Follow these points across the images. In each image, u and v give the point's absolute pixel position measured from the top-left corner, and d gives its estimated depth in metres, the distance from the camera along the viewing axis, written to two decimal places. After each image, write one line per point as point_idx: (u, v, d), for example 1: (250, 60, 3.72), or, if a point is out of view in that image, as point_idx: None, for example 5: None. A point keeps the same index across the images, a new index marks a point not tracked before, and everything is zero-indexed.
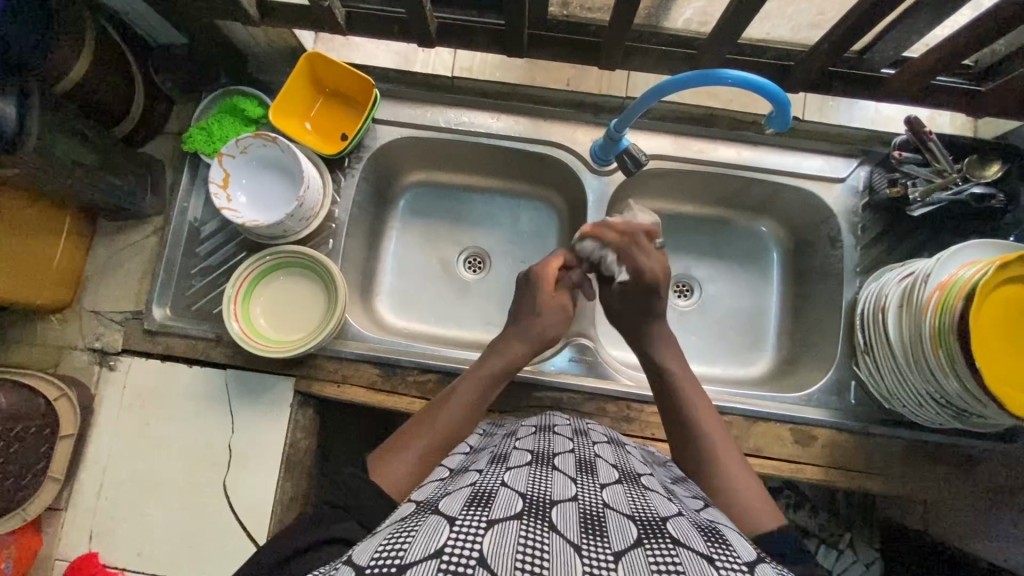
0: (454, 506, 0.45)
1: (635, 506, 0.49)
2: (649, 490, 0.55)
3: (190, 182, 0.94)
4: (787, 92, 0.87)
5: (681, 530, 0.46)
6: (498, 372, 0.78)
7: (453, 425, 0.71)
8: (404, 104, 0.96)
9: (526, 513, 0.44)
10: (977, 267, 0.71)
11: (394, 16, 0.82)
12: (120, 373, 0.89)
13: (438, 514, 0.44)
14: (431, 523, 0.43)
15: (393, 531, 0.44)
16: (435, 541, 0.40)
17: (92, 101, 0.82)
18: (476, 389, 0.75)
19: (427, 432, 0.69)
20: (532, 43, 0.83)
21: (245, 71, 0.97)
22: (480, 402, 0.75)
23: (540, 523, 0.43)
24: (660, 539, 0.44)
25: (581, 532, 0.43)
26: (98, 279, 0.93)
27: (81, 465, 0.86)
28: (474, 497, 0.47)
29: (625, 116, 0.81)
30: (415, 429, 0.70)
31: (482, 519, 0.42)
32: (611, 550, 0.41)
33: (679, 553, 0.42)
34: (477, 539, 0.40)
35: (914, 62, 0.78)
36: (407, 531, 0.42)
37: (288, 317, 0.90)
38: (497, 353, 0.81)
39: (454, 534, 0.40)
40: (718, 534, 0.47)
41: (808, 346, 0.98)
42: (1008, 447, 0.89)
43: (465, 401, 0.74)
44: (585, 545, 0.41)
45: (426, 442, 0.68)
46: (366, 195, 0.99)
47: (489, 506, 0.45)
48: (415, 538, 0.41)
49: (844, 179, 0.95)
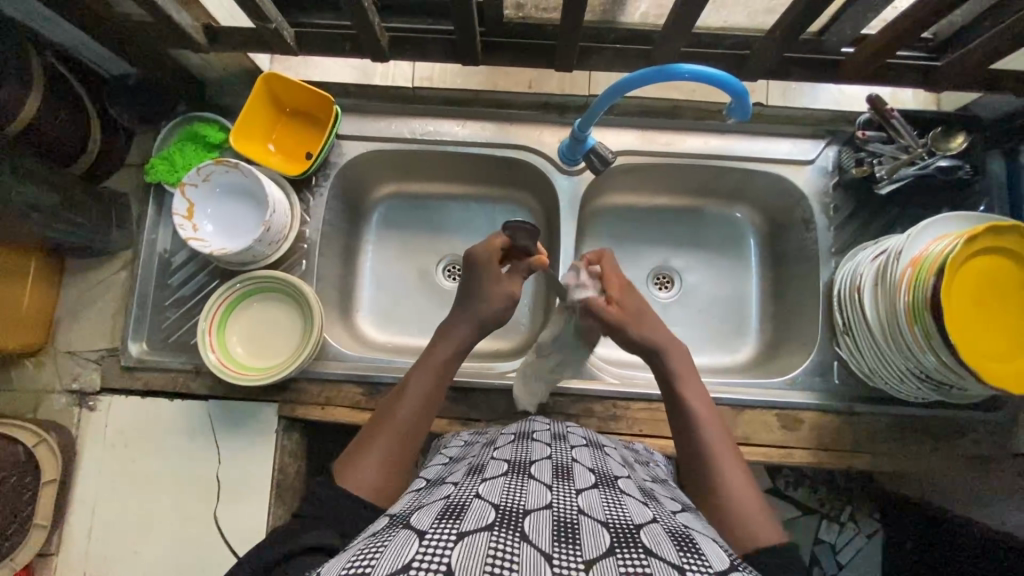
0: (425, 520, 0.45)
1: (609, 511, 0.49)
2: (625, 495, 0.55)
3: (156, 214, 0.93)
4: (748, 79, 0.86)
5: (654, 538, 0.46)
6: (451, 357, 0.76)
7: (412, 420, 0.70)
8: (368, 118, 0.96)
9: (498, 524, 0.44)
10: (946, 241, 0.71)
11: (344, 33, 0.80)
12: (101, 412, 0.88)
13: (409, 529, 0.44)
14: (400, 538, 0.42)
15: (363, 546, 0.43)
16: (403, 556, 0.39)
17: (46, 140, 0.81)
18: (431, 376, 0.74)
19: (385, 433, 0.68)
20: (486, 49, 0.82)
21: (202, 96, 0.95)
22: (438, 387, 0.74)
23: (511, 533, 0.43)
24: (633, 548, 0.44)
25: (553, 541, 0.43)
26: (71, 319, 0.92)
27: (69, 509, 0.85)
28: (446, 510, 0.46)
29: (589, 115, 0.81)
30: (375, 430, 0.69)
31: (453, 532, 0.42)
32: (582, 558, 0.42)
33: (650, 563, 0.42)
34: (446, 551, 0.40)
35: (871, 43, 0.78)
36: (377, 547, 0.42)
37: (264, 343, 0.89)
38: (444, 338, 0.77)
39: (423, 548, 0.40)
40: (691, 541, 0.47)
41: (790, 330, 0.99)
42: (993, 414, 0.90)
43: (419, 392, 0.72)
44: (556, 554, 0.42)
45: (386, 439, 0.67)
46: (337, 212, 0.98)
47: (460, 518, 0.44)
48: (384, 552, 0.40)
49: (813, 161, 0.95)
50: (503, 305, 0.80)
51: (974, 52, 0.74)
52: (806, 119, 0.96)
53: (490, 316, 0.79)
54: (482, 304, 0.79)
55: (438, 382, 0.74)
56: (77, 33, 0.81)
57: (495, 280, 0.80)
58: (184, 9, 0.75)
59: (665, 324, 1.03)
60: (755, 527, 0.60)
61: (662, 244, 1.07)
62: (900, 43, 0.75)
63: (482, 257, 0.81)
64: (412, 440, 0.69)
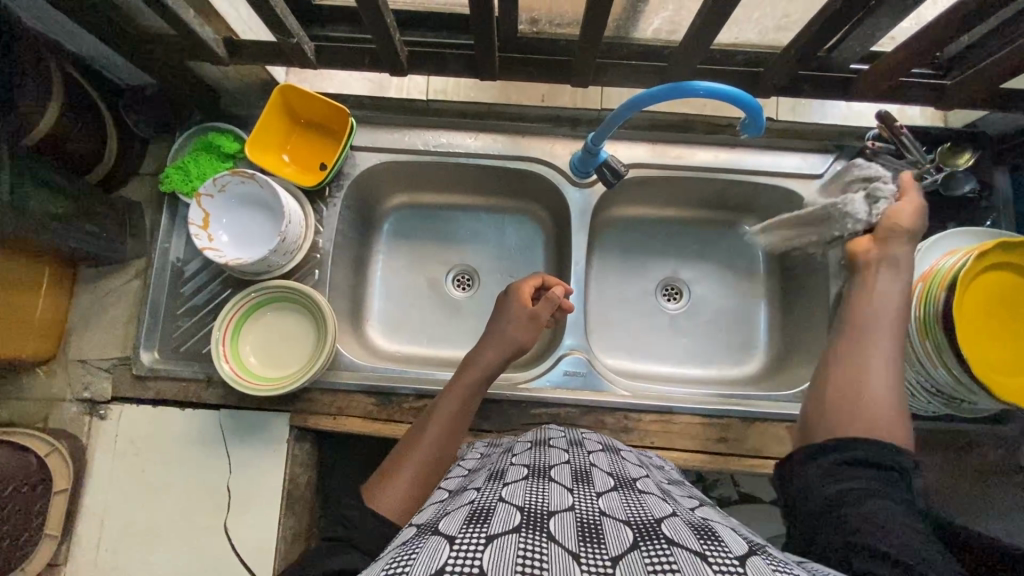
0: (453, 526, 0.45)
1: (630, 511, 0.50)
2: (644, 494, 0.55)
3: (170, 223, 0.93)
4: (760, 95, 0.87)
5: (675, 530, 0.46)
6: (478, 382, 0.78)
7: (439, 443, 0.72)
8: (382, 129, 0.96)
9: (525, 526, 0.44)
10: (958, 256, 0.73)
11: (363, 47, 0.81)
12: (112, 421, 0.88)
13: (438, 535, 0.44)
14: (431, 545, 0.43)
15: (394, 556, 0.43)
16: (436, 561, 0.40)
17: (65, 149, 0.81)
18: (457, 400, 0.76)
19: (413, 455, 0.69)
20: (503, 64, 0.84)
21: (218, 107, 0.95)
22: (464, 410, 0.76)
23: (538, 534, 0.43)
24: (656, 540, 0.44)
25: (579, 541, 0.43)
26: (82, 328, 0.92)
27: (78, 519, 0.85)
28: (473, 515, 0.47)
29: (603, 130, 0.82)
30: (404, 452, 0.70)
31: (482, 535, 0.42)
32: (608, 556, 0.42)
33: (674, 553, 0.42)
34: (477, 555, 0.40)
35: (881, 61, 0.79)
36: (408, 554, 0.42)
37: (278, 354, 0.89)
38: (469, 364, 0.79)
39: (455, 553, 0.40)
40: (712, 531, 0.47)
41: (799, 343, 0.99)
42: (1001, 428, 0.90)
43: (446, 417, 0.73)
44: (583, 554, 0.42)
45: (415, 462, 0.68)
46: (350, 222, 0.98)
47: (487, 522, 0.45)
48: (416, 559, 0.41)
49: (822, 175, 0.96)
50: (526, 330, 0.81)
51: (982, 71, 0.76)
52: (815, 134, 0.97)
53: (517, 340, 0.80)
54: (508, 326, 0.81)
55: (462, 407, 0.75)
56: (97, 44, 0.82)
57: (523, 304, 0.82)
58: (206, 23, 0.76)
59: (674, 336, 1.04)
60: (871, 425, 0.60)
61: (671, 256, 1.08)
62: (910, 62, 0.76)
63: (521, 286, 0.85)
64: (438, 462, 0.70)
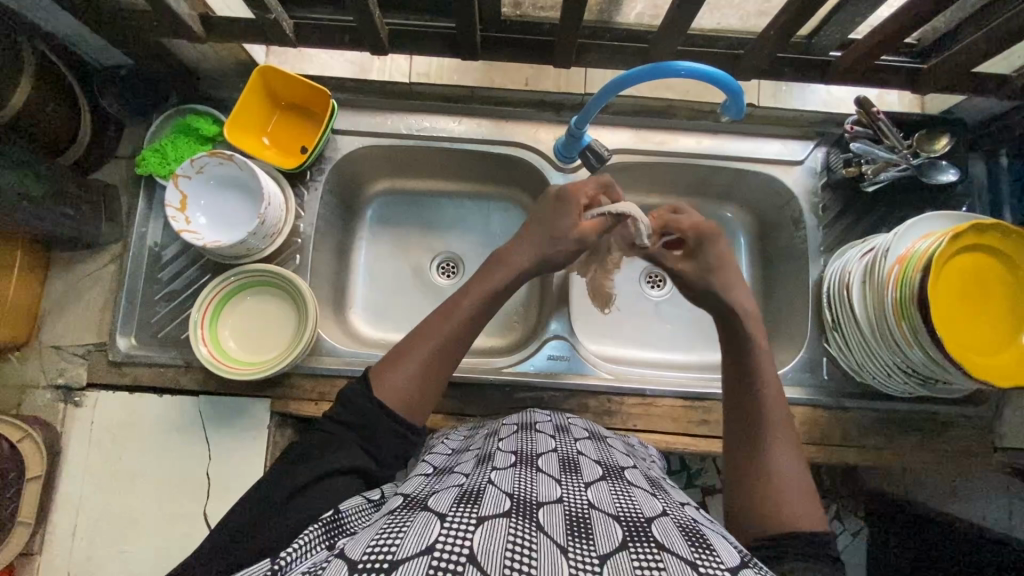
0: (444, 503, 0.45)
1: (619, 505, 0.50)
2: (634, 486, 0.55)
3: (147, 207, 0.92)
4: (741, 80, 0.88)
5: (665, 532, 0.46)
6: (500, 288, 0.75)
7: (453, 338, 0.70)
8: (365, 112, 0.95)
9: (515, 512, 0.44)
10: (932, 239, 0.74)
11: (343, 26, 0.80)
12: (87, 408, 0.86)
13: (428, 511, 0.44)
14: (421, 519, 0.42)
15: (384, 525, 0.43)
16: (427, 536, 0.40)
17: (37, 130, 0.79)
18: (479, 302, 0.73)
19: (424, 345, 0.69)
20: (486, 45, 0.83)
21: (195, 90, 0.94)
22: (482, 313, 0.74)
23: (528, 523, 0.43)
24: (645, 542, 0.44)
25: (567, 534, 0.44)
26: (57, 313, 0.90)
27: (53, 507, 0.83)
28: (462, 495, 0.47)
29: (585, 112, 0.81)
30: (414, 340, 0.70)
31: (472, 516, 0.42)
32: (596, 553, 0.42)
33: (663, 558, 0.42)
34: (468, 536, 0.40)
35: (859, 45, 0.80)
36: (399, 526, 0.42)
37: (258, 338, 0.88)
38: (498, 268, 0.77)
39: (446, 530, 0.40)
40: (702, 537, 0.47)
41: (779, 328, 1.00)
42: (976, 410, 0.92)
43: (467, 316, 0.72)
44: (571, 547, 0.42)
45: (426, 351, 0.68)
46: (332, 206, 0.97)
47: (478, 503, 0.45)
48: (406, 532, 0.41)
49: (803, 161, 0.97)
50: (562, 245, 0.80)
51: (958, 56, 0.77)
52: (795, 120, 0.98)
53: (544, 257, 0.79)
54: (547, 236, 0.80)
55: (486, 306, 0.74)
56: (69, 21, 0.80)
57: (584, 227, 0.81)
58: None
59: (657, 322, 1.05)
60: (790, 510, 0.59)
61: None
62: (886, 47, 0.77)
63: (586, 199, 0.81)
64: (445, 359, 0.69)
